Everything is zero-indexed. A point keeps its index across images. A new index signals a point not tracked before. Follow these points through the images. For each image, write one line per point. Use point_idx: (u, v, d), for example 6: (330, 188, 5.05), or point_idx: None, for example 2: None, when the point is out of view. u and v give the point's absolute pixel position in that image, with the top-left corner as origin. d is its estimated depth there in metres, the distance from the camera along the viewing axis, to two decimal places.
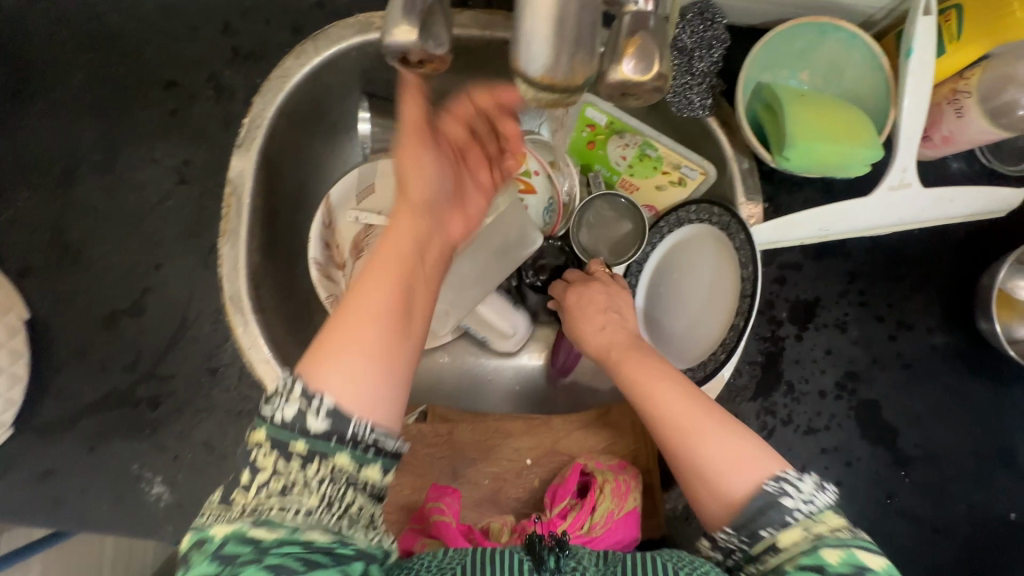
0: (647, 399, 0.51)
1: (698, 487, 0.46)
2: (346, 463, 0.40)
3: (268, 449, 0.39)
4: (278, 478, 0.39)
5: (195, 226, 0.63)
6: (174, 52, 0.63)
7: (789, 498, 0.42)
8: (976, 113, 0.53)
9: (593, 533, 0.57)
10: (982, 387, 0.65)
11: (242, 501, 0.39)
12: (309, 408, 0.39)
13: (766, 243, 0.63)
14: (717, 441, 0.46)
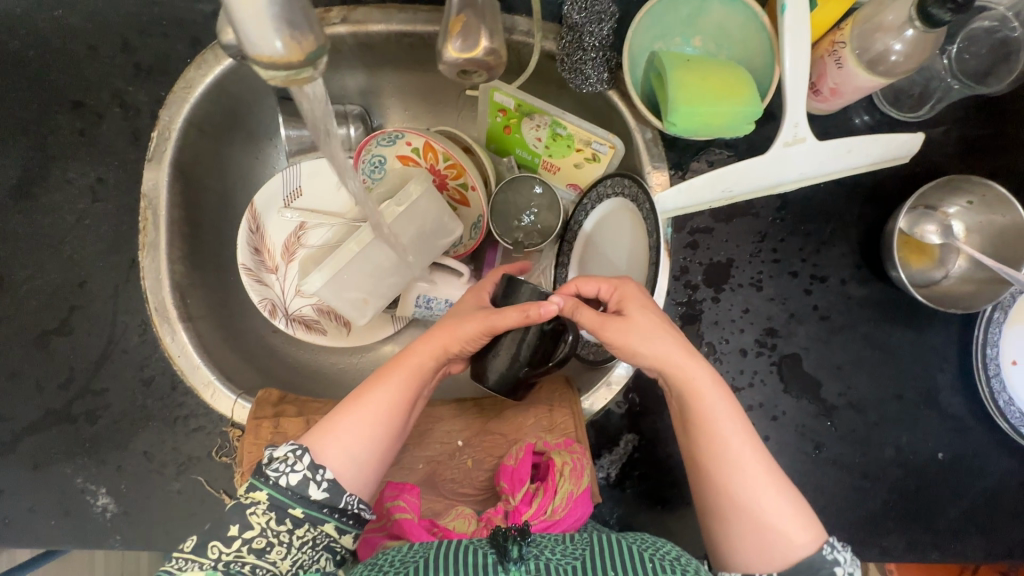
0: (705, 428, 0.51)
1: (747, 538, 0.49)
2: (331, 530, 0.50)
3: (265, 508, 0.48)
4: (262, 538, 0.48)
5: (114, 242, 0.65)
6: (78, 73, 0.64)
7: (841, 565, 0.48)
8: (852, 62, 0.53)
9: (556, 515, 0.53)
10: (902, 332, 0.65)
11: (217, 553, 0.48)
12: (314, 476, 0.50)
13: (675, 209, 0.63)
14: (774, 491, 0.49)
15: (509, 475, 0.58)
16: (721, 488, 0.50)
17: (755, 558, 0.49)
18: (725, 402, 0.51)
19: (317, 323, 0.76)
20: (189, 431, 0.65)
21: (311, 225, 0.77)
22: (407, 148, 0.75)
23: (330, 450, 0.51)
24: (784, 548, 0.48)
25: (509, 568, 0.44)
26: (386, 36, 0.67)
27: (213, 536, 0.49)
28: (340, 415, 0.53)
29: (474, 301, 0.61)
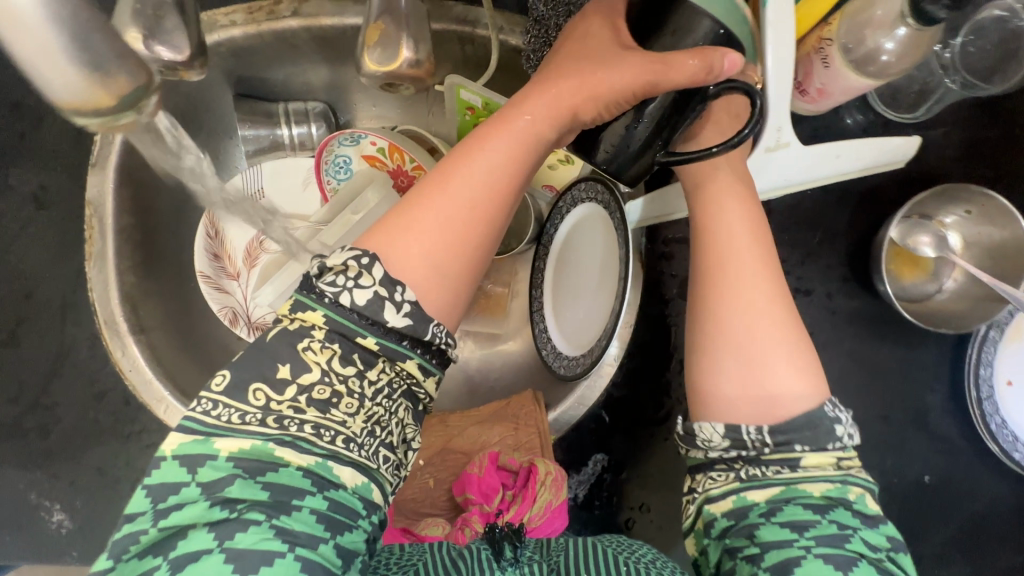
0: (729, 274, 0.46)
1: (735, 353, 0.45)
2: (412, 369, 0.42)
3: (325, 343, 0.40)
4: (322, 386, 0.40)
5: (60, 251, 0.62)
6: (16, 71, 0.61)
7: (840, 427, 0.43)
8: (841, 63, 0.49)
9: (533, 524, 0.55)
10: (890, 349, 0.61)
11: (263, 399, 0.39)
12: (391, 298, 0.40)
13: (648, 219, 0.60)
14: (796, 374, 0.44)
15: (480, 484, 0.59)
16: (735, 344, 0.45)
17: (739, 401, 0.44)
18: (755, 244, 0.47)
19: None
20: (143, 447, 0.63)
21: (274, 229, 0.74)
22: (371, 147, 0.71)
23: (397, 256, 0.41)
24: (779, 392, 0.43)
25: (507, 567, 0.45)
26: (343, 31, 0.63)
27: (256, 387, 0.39)
28: (406, 213, 0.43)
29: (609, 34, 0.45)
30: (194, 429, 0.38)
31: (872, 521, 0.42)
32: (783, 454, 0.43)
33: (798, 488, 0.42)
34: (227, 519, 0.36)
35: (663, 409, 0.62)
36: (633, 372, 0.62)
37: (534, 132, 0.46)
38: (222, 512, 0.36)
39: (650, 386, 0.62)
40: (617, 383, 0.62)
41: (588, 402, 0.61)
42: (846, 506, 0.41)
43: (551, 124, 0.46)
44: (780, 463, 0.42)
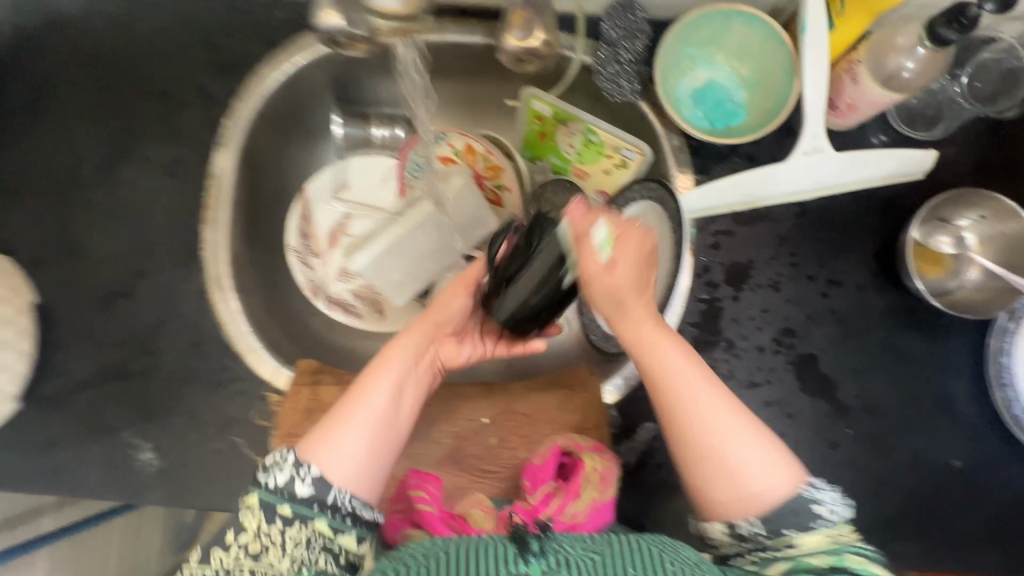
0: (682, 395, 0.54)
1: (716, 468, 0.53)
2: (322, 528, 0.53)
3: (258, 512, 0.53)
4: (256, 541, 0.53)
5: (182, 216, 0.71)
6: (165, 65, 0.72)
7: (823, 506, 0.51)
8: (868, 80, 0.58)
9: (575, 519, 0.57)
10: (917, 339, 0.68)
11: (218, 560, 0.53)
12: (299, 474, 0.54)
13: (699, 211, 0.69)
14: (756, 446, 0.53)
15: (533, 473, 0.61)
16: (718, 464, 0.53)
17: (731, 501, 0.52)
18: (678, 352, 0.55)
19: (353, 307, 0.82)
20: (232, 393, 0.69)
21: (354, 217, 0.83)
22: (449, 150, 0.81)
23: (322, 455, 0.55)
24: (757, 487, 0.52)
25: (531, 561, 0.47)
26: (439, 47, 0.74)
27: (209, 549, 0.54)
28: (343, 409, 0.58)
29: (461, 300, 0.67)
30: (207, 563, 0.53)
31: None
32: (779, 540, 0.51)
33: (801, 560, 0.49)
34: None
35: None
36: None
37: (429, 331, 0.64)
38: None
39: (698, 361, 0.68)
40: None
41: None
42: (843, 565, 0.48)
43: (418, 334, 0.63)
44: (784, 545, 0.51)
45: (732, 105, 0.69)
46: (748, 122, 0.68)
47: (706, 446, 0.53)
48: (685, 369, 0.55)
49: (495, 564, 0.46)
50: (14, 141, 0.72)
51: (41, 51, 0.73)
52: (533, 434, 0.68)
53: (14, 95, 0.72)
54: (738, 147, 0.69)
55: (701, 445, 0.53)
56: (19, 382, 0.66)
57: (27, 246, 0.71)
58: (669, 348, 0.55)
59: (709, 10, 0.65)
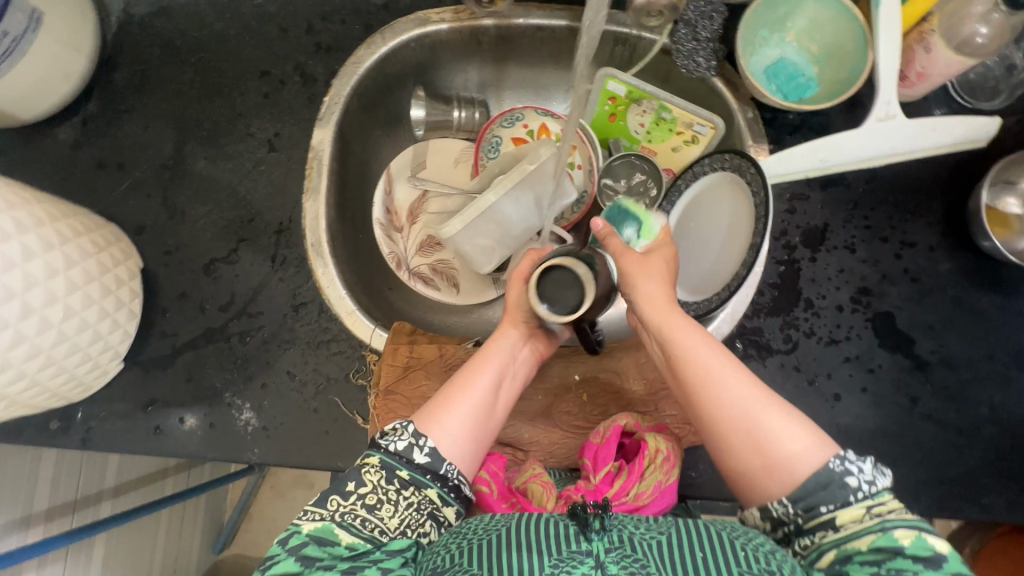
0: (711, 380, 0.54)
1: (746, 442, 0.51)
2: (433, 496, 0.53)
3: (377, 469, 0.52)
4: (373, 495, 0.51)
5: (282, 186, 0.75)
6: (268, 49, 0.77)
7: (852, 476, 0.47)
8: (942, 47, 0.63)
9: (639, 501, 0.59)
10: (988, 296, 0.71)
11: (335, 506, 0.50)
12: (417, 443, 0.53)
13: (776, 175, 0.72)
14: (787, 420, 0.51)
15: (594, 453, 0.64)
16: (747, 437, 0.51)
17: (762, 478, 0.50)
18: (704, 341, 0.56)
19: (433, 280, 0.86)
20: (330, 353, 0.72)
21: (432, 195, 0.87)
22: (523, 130, 0.85)
23: (429, 423, 0.55)
24: (785, 457, 0.49)
25: (593, 538, 0.47)
26: (522, 30, 0.78)
27: (327, 495, 0.51)
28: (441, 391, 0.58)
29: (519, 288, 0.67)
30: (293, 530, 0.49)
31: (933, 563, 0.43)
32: (817, 520, 0.47)
33: (844, 543, 0.46)
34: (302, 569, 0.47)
35: (791, 341, 0.70)
36: (764, 307, 0.71)
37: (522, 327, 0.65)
38: (300, 562, 0.47)
39: (779, 320, 0.71)
40: (749, 316, 0.71)
41: (721, 333, 0.71)
42: (898, 550, 0.44)
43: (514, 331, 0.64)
44: (821, 528, 0.47)
45: (803, 79, 0.73)
46: (819, 95, 0.73)
47: (730, 423, 0.52)
48: (709, 354, 0.55)
49: (556, 542, 0.47)
50: (124, 118, 0.76)
51: (150, 35, 0.78)
52: (622, 393, 0.71)
53: (124, 76, 0.77)
54: (809, 119, 0.74)
55: (725, 423, 0.52)
56: (128, 342, 0.69)
57: (134, 214, 0.74)
58: (689, 333, 0.57)
59: None
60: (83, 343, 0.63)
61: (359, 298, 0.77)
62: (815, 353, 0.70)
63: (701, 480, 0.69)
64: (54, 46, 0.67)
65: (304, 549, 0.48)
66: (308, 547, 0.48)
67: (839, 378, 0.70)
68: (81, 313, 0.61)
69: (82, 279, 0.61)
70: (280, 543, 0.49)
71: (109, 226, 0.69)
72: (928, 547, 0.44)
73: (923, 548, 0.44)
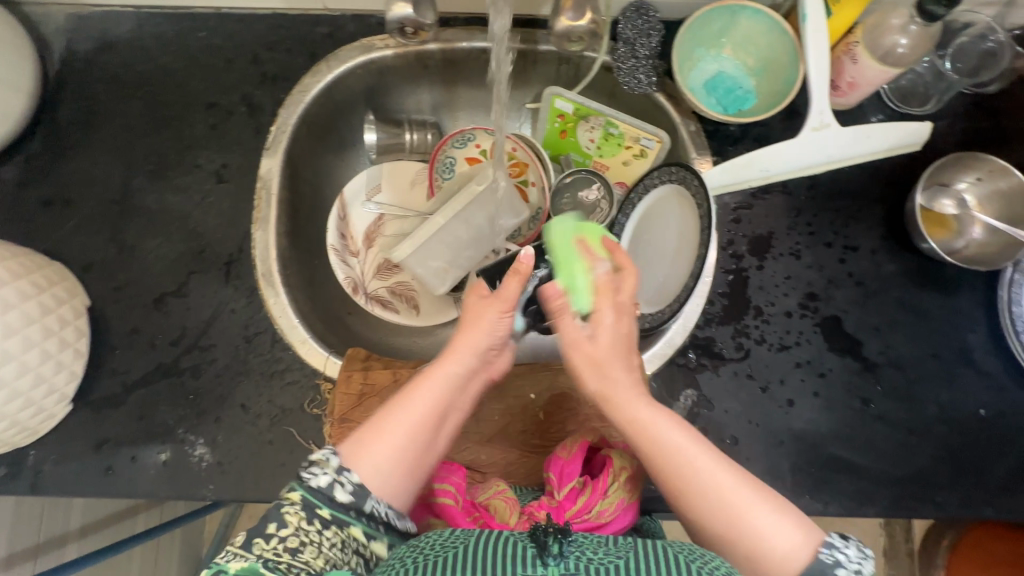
0: (695, 485, 0.52)
1: (729, 542, 0.50)
2: (358, 534, 0.51)
3: (298, 509, 0.49)
4: (295, 537, 0.48)
5: (232, 217, 0.75)
6: (214, 80, 0.78)
7: (842, 566, 0.47)
8: (866, 58, 0.65)
9: (601, 519, 0.59)
10: (931, 296, 0.72)
11: (259, 549, 0.47)
12: (342, 480, 0.51)
13: (720, 187, 0.73)
14: (769, 516, 0.50)
15: (560, 467, 0.63)
16: (726, 535, 0.51)
17: (749, 573, 0.50)
18: (676, 428, 0.55)
19: (391, 303, 0.85)
20: (285, 384, 0.71)
21: (388, 217, 0.87)
22: (476, 150, 0.86)
23: (358, 459, 0.53)
24: (773, 554, 0.48)
25: (548, 563, 0.46)
26: (469, 53, 0.80)
27: (248, 535, 0.48)
28: (381, 420, 0.56)
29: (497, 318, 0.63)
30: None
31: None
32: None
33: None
34: None
35: (742, 349, 0.71)
36: (715, 317, 0.72)
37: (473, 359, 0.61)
38: None
39: (730, 328, 0.72)
40: (700, 326, 0.72)
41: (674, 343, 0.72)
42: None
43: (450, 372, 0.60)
44: None
45: (742, 91, 0.75)
46: (758, 106, 0.74)
47: (709, 521, 0.51)
48: (682, 447, 0.53)
49: (511, 562, 0.46)
50: (68, 155, 0.76)
51: (93, 71, 0.78)
52: (578, 407, 0.72)
53: (68, 112, 0.77)
54: (750, 130, 0.75)
55: (707, 521, 0.51)
56: (75, 382, 0.67)
57: (80, 251, 0.73)
58: (656, 421, 0.55)
59: (717, 5, 0.71)
60: (24, 387, 0.62)
61: (315, 326, 0.76)
62: (766, 359, 0.71)
63: (660, 494, 0.69)
64: None
65: None
66: None
67: (791, 384, 0.70)
68: (20, 357, 0.60)
69: (21, 321, 0.61)
70: None
71: (53, 264, 0.68)
72: None
73: None
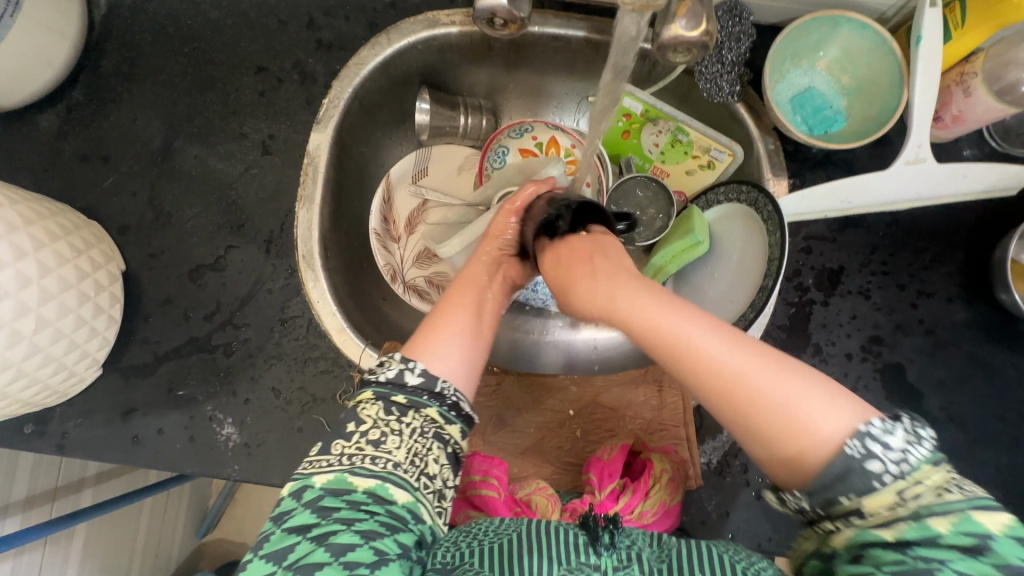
0: (705, 369, 0.42)
1: (747, 435, 0.41)
2: (435, 415, 0.49)
3: (374, 402, 0.49)
4: (376, 429, 0.47)
5: (276, 192, 0.72)
6: (266, 43, 0.73)
7: (877, 459, 0.37)
8: (983, 92, 0.60)
9: (645, 518, 0.61)
10: (1002, 353, 0.68)
11: (340, 449, 0.47)
12: (407, 367, 0.50)
13: (794, 215, 0.69)
14: (791, 388, 0.40)
15: (601, 468, 0.65)
16: (739, 422, 0.41)
17: (769, 465, 0.41)
18: (718, 334, 0.43)
19: (428, 293, 0.82)
20: (317, 372, 0.70)
21: (433, 204, 0.84)
22: (531, 142, 0.81)
23: (420, 352, 0.52)
24: (804, 439, 0.39)
25: (602, 552, 0.47)
26: (537, 38, 0.74)
27: (330, 445, 0.48)
28: (427, 324, 0.55)
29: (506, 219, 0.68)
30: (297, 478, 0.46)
31: (976, 551, 0.35)
32: (839, 509, 0.38)
33: (869, 529, 0.37)
34: (318, 524, 0.42)
35: None
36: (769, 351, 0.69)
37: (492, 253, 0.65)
38: (316, 516, 0.43)
39: None
40: None
41: None
42: (934, 539, 0.35)
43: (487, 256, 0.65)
44: (845, 516, 0.38)
45: (831, 112, 0.69)
46: (848, 130, 0.68)
47: (714, 406, 0.42)
48: (692, 326, 0.44)
49: (568, 550, 0.47)
50: (109, 108, 0.72)
51: (138, 20, 0.73)
52: (618, 429, 0.70)
53: (111, 63, 0.72)
54: (833, 154, 0.70)
55: (687, 361, 0.43)
56: (107, 349, 0.66)
57: (116, 212, 0.70)
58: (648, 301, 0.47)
59: (820, 15, 0.64)
60: (57, 353, 0.60)
61: (352, 312, 0.73)
62: None
63: (691, 526, 0.67)
64: (36, 33, 0.63)
65: (317, 503, 0.44)
66: (321, 500, 0.44)
67: None
68: (56, 323, 0.58)
69: (58, 287, 0.58)
70: (291, 497, 0.45)
71: (90, 226, 0.65)
72: (973, 532, 0.35)
73: (965, 534, 0.35)
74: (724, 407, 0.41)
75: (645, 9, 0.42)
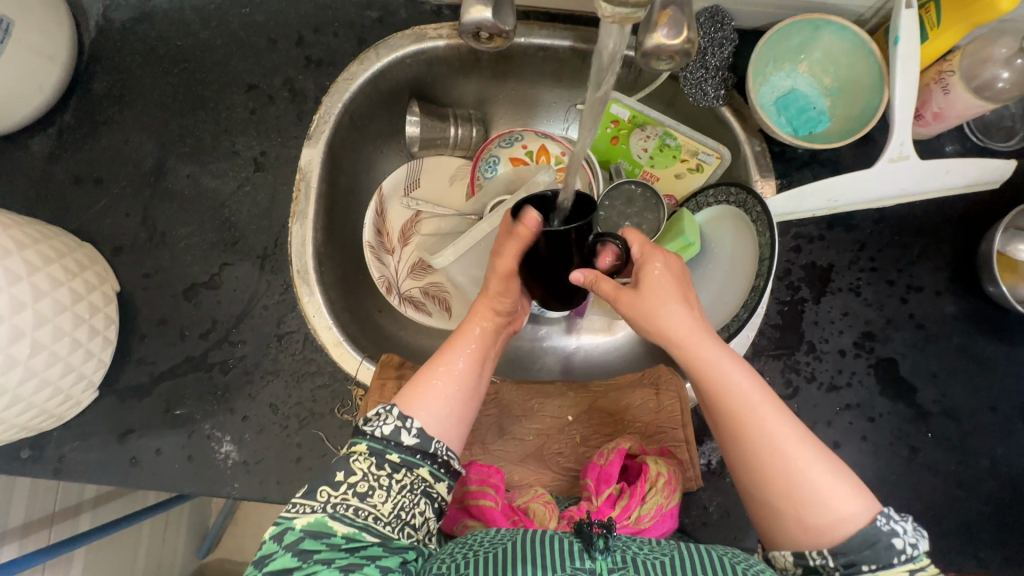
0: (754, 428, 0.49)
1: (783, 495, 0.47)
2: (426, 475, 0.50)
3: (366, 457, 0.49)
4: (365, 482, 0.48)
5: (269, 209, 0.72)
6: (256, 62, 0.74)
7: (899, 538, 0.43)
8: (962, 88, 0.62)
9: (641, 524, 0.59)
10: (991, 344, 0.69)
11: (326, 496, 0.47)
12: (405, 425, 0.51)
13: (781, 215, 0.69)
14: (829, 473, 0.47)
15: (598, 473, 0.64)
16: (779, 483, 0.47)
17: (795, 530, 0.46)
18: (779, 412, 0.50)
19: (424, 304, 0.82)
20: (314, 387, 0.70)
21: (426, 215, 0.84)
22: (522, 151, 0.82)
23: (416, 406, 0.53)
24: (831, 514, 0.45)
25: (596, 556, 0.46)
26: (524, 49, 0.75)
27: (316, 486, 0.48)
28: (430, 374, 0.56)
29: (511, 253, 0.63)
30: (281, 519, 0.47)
31: None
32: None
33: None
34: (300, 565, 0.44)
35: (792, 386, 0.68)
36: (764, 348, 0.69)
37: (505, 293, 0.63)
38: (298, 560, 0.44)
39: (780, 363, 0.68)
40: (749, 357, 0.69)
41: None
42: None
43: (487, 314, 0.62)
44: None
45: (814, 112, 0.70)
46: (832, 130, 0.69)
47: (764, 459, 0.48)
48: (759, 397, 0.50)
49: (560, 557, 0.46)
50: (100, 131, 0.72)
51: (128, 43, 0.74)
52: (615, 433, 0.70)
53: (101, 85, 0.73)
54: (819, 154, 0.71)
55: (744, 423, 0.50)
56: (103, 370, 0.65)
57: (109, 233, 0.71)
58: (724, 360, 0.53)
59: (800, 19, 0.66)
60: (53, 377, 0.59)
61: (348, 325, 0.74)
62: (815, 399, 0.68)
63: (693, 527, 0.67)
64: (26, 58, 0.64)
65: (299, 546, 0.45)
66: (303, 542, 0.45)
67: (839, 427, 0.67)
68: (50, 348, 0.58)
69: (52, 311, 0.58)
70: (274, 539, 0.46)
71: (83, 247, 0.65)
72: None
73: None
74: (768, 470, 0.48)
75: (625, 23, 0.43)
